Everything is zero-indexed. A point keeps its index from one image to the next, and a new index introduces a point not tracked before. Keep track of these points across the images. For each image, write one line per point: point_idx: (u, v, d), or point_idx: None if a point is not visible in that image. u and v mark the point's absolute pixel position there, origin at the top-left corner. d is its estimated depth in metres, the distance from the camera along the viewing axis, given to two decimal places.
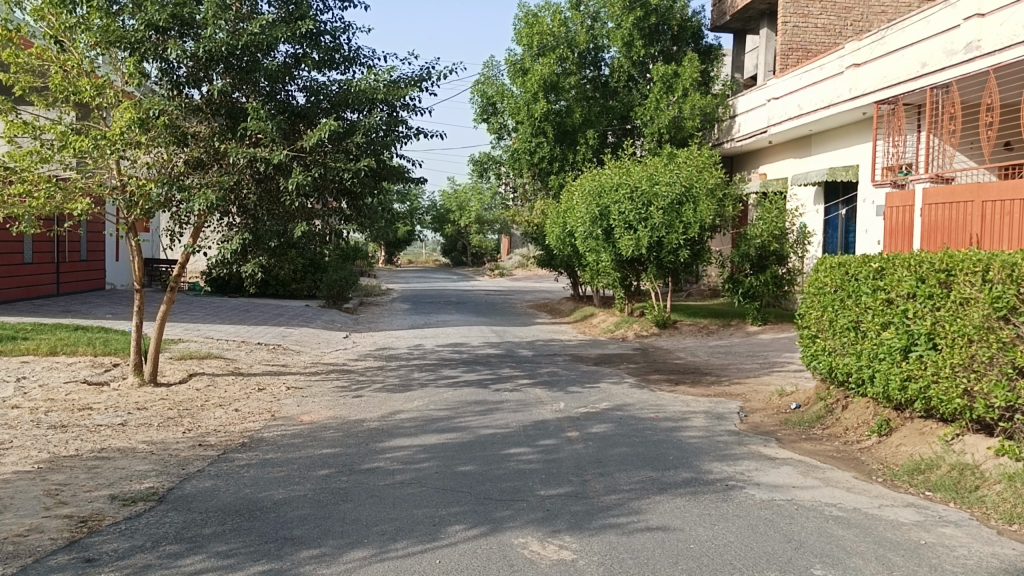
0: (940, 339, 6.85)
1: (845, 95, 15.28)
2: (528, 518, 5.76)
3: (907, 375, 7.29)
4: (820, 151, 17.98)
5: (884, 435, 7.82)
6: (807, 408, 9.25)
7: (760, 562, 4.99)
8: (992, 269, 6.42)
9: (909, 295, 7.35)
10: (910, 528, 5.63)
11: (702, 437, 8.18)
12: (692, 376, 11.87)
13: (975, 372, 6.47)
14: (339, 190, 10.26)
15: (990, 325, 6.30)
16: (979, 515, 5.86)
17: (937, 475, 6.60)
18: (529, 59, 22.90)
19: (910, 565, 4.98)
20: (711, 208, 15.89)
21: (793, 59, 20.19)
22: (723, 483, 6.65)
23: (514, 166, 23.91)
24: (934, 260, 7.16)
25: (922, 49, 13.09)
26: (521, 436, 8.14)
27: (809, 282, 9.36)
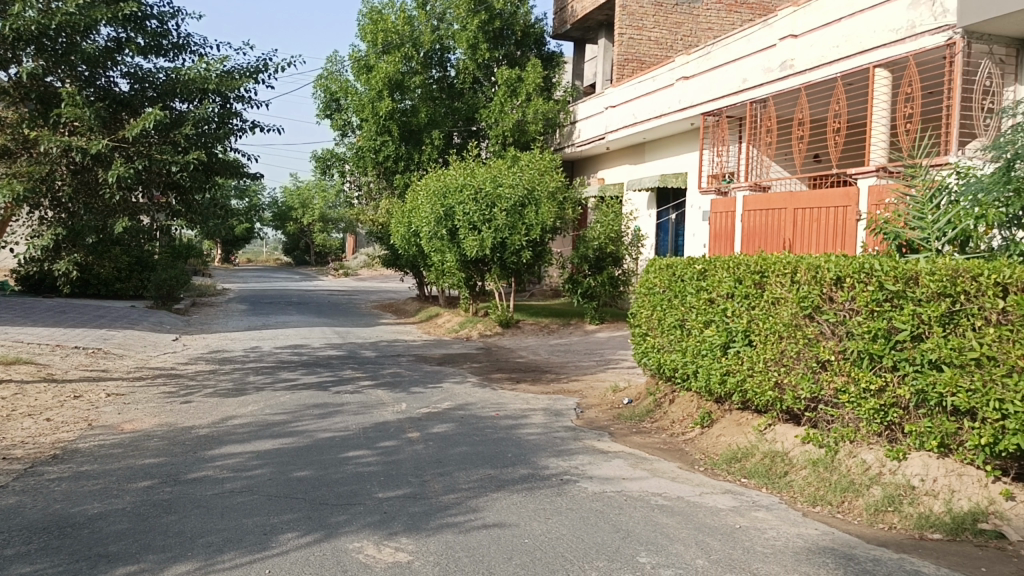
0: (754, 336, 7.42)
1: (674, 106, 16.11)
2: (364, 522, 5.68)
3: (726, 370, 7.82)
4: (653, 158, 18.90)
5: (706, 426, 8.29)
6: (638, 403, 9.66)
7: (589, 553, 5.18)
8: (799, 271, 7.03)
9: (728, 295, 7.86)
10: (727, 513, 6.01)
11: (540, 434, 8.37)
12: (533, 374, 12.14)
13: (785, 366, 7.08)
14: (166, 184, 9.69)
15: (797, 322, 6.93)
16: (787, 499, 6.37)
17: (751, 463, 7.09)
18: (373, 56, 22.59)
19: (726, 548, 5.33)
20: (552, 211, 16.32)
21: (628, 70, 21.09)
22: (558, 478, 6.84)
23: (358, 164, 23.56)
24: (749, 263, 7.70)
25: (742, 66, 14.00)
26: (360, 438, 8.02)
27: (639, 283, 9.76)
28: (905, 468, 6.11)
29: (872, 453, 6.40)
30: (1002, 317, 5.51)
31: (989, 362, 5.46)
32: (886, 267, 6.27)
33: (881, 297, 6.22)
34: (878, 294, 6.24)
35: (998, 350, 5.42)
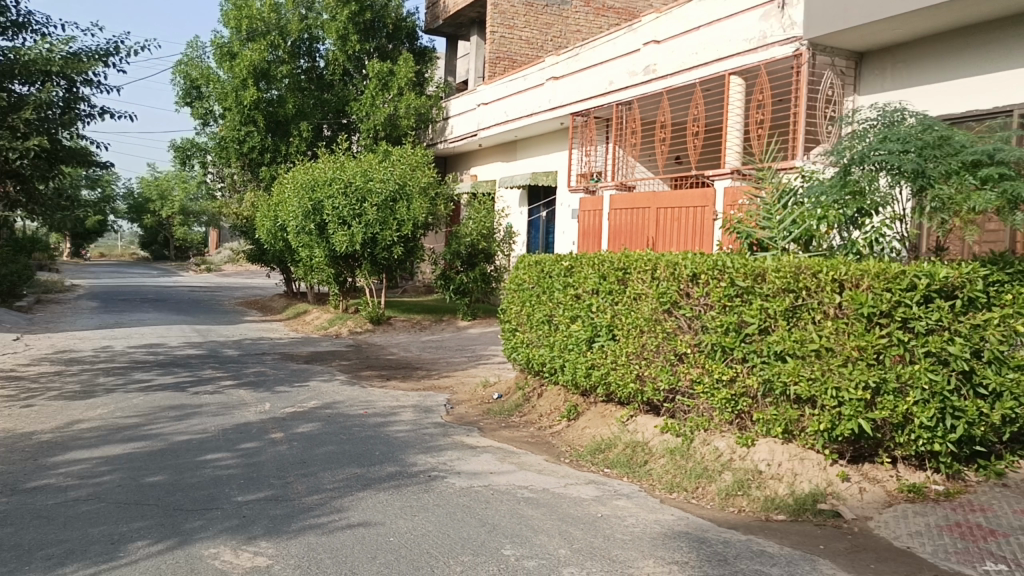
0: (617, 330, 7.67)
1: (544, 105, 16.37)
2: (222, 527, 5.46)
3: (591, 363, 8.05)
4: (524, 156, 19.17)
5: (572, 419, 8.48)
6: (508, 397, 9.77)
7: (455, 548, 5.19)
8: (659, 268, 7.31)
9: (593, 291, 8.07)
10: (589, 503, 6.18)
11: (408, 431, 8.32)
12: (403, 371, 12.05)
13: (645, 358, 7.36)
14: (3, 172, 8.97)
15: (657, 317, 7.22)
16: (647, 487, 6.61)
17: (613, 453, 7.31)
18: (237, 43, 21.75)
19: (587, 537, 5.47)
20: (424, 206, 16.27)
21: (500, 68, 21.28)
22: (425, 474, 6.82)
23: (220, 155, 22.64)
24: (613, 259, 7.93)
25: (608, 68, 14.38)
26: (220, 440, 7.71)
27: (509, 278, 9.86)
28: (753, 454, 6.48)
29: (723, 440, 6.75)
30: (838, 311, 5.97)
31: (828, 353, 5.94)
32: (737, 264, 6.64)
33: (732, 292, 6.58)
34: (730, 289, 6.61)
35: (836, 342, 5.91)
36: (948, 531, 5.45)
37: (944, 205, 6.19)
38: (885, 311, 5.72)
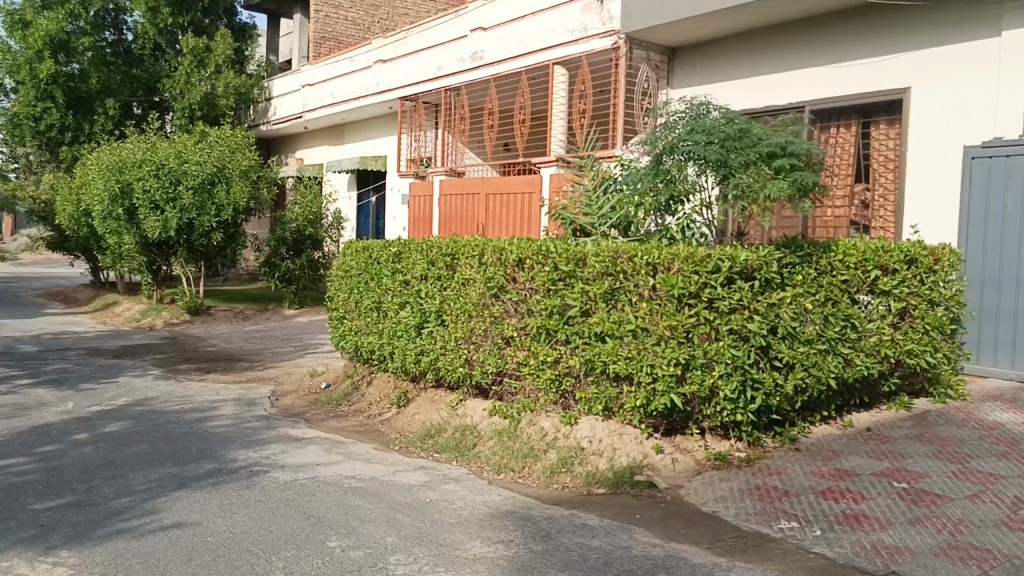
0: (446, 316, 7.71)
1: (372, 89, 16.08)
2: (14, 539, 4.98)
3: (421, 349, 8.05)
4: (351, 139, 18.80)
5: (402, 406, 8.43)
6: (336, 387, 9.57)
7: (278, 544, 5.03)
8: (486, 253, 7.39)
9: (421, 277, 8.07)
10: (418, 489, 6.18)
11: (230, 425, 7.96)
12: (225, 363, 11.51)
13: (474, 343, 7.47)
14: None
15: (484, 302, 7.32)
16: (475, 469, 6.70)
17: (443, 438, 7.33)
18: (30, 10, 19.79)
19: (415, 523, 5.47)
20: (244, 189, 15.64)
21: (325, 49, 20.71)
22: (247, 469, 6.55)
23: (11, 133, 20.55)
24: (441, 245, 7.93)
25: (436, 54, 14.29)
26: (13, 445, 7.02)
27: (336, 265, 9.63)
28: (576, 432, 6.72)
29: (548, 420, 6.95)
30: (652, 293, 6.29)
31: (643, 333, 6.26)
32: (559, 249, 6.83)
33: (555, 277, 6.78)
34: (553, 274, 6.80)
35: (650, 322, 6.22)
36: (749, 495, 5.91)
37: (744, 193, 6.65)
38: (694, 292, 6.08)
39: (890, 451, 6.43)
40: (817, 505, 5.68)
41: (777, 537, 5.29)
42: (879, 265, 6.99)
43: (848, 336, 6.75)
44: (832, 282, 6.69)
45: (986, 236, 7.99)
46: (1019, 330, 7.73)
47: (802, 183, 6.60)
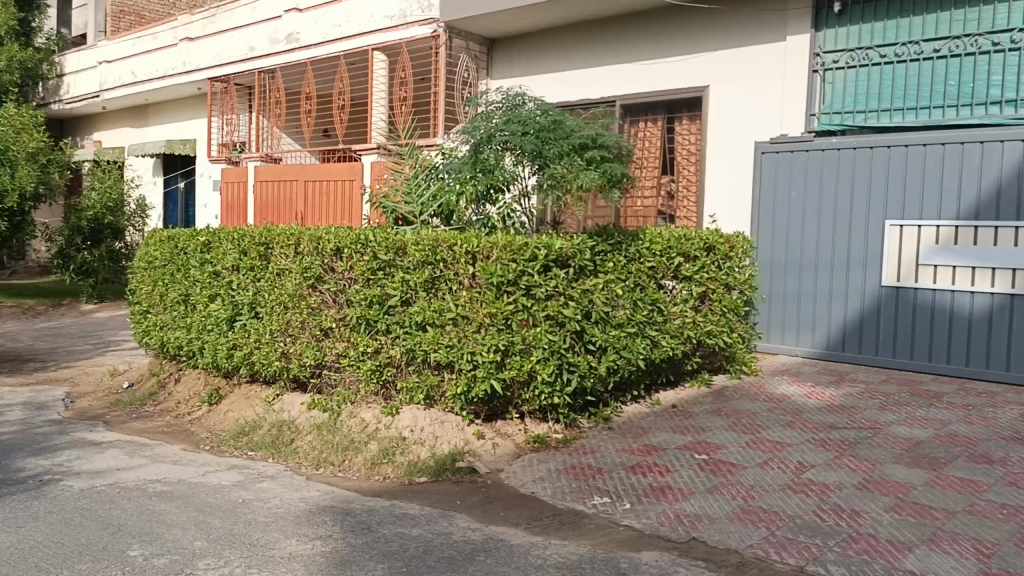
0: (261, 308, 7.45)
1: (178, 68, 15.08)
2: None
3: (233, 343, 7.71)
4: (156, 122, 17.60)
5: (214, 403, 8.03)
6: (140, 386, 8.95)
7: (71, 558, 4.63)
8: (302, 242, 7.18)
9: (233, 268, 7.72)
10: (230, 489, 5.91)
11: (14, 433, 7.23)
12: (10, 364, 10.44)
13: (291, 336, 7.26)
14: None
15: (301, 292, 7.12)
16: (293, 466, 6.49)
17: (258, 435, 7.04)
18: None
19: (227, 525, 5.23)
20: (32, 174, 14.20)
21: (125, 23, 19.22)
22: (34, 480, 5.98)
23: None
24: (254, 233, 7.62)
25: (247, 34, 13.53)
26: None
27: (138, 256, 8.99)
28: (397, 422, 6.68)
29: (369, 411, 6.86)
30: (472, 282, 6.36)
31: (464, 321, 6.32)
32: (378, 238, 6.75)
33: (374, 266, 6.69)
34: (372, 263, 6.71)
35: (470, 310, 6.29)
36: (566, 474, 6.12)
37: (557, 183, 6.87)
38: (512, 280, 6.20)
39: (692, 426, 6.89)
40: (627, 480, 5.99)
41: (590, 513, 5.52)
42: (682, 253, 7.44)
43: (655, 320, 7.13)
44: (640, 269, 7.06)
45: (774, 224, 8.71)
46: (802, 309, 8.52)
47: (610, 174, 6.98)
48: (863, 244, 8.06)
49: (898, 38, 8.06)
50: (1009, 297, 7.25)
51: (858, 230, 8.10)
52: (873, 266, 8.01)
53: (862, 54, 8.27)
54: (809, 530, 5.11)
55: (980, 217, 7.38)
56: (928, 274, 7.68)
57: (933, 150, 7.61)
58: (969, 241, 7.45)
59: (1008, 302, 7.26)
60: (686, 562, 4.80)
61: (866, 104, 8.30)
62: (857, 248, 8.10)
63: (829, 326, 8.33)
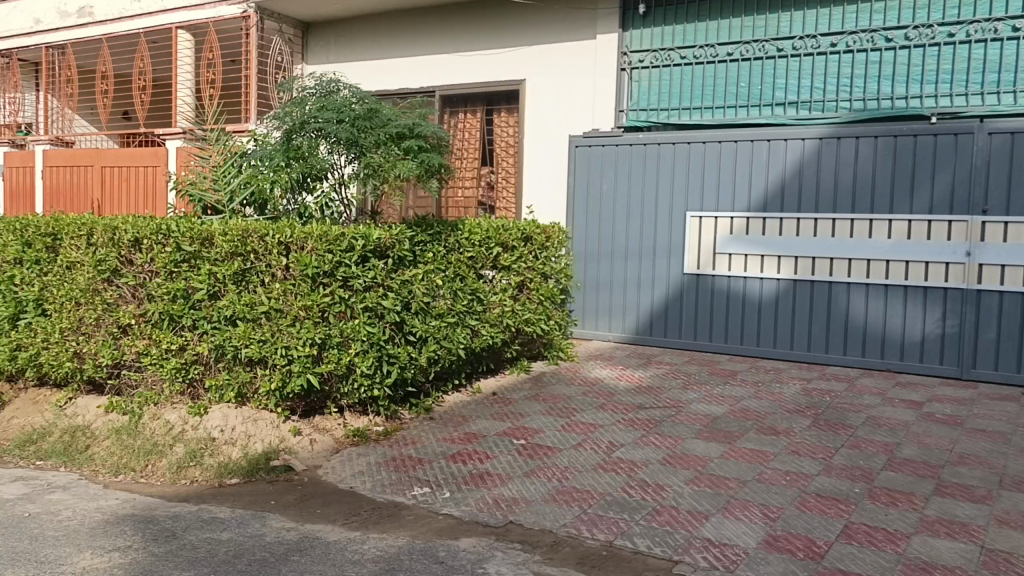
0: (49, 304, 6.89)
1: None
2: None
3: (18, 344, 7.09)
4: None
5: None
6: None
7: None
8: (95, 233, 6.68)
9: (14, 262, 7.13)
10: (13, 503, 5.37)
11: None
12: None
13: (84, 334, 6.78)
14: None
15: (95, 288, 6.66)
16: (88, 474, 6.00)
17: (48, 443, 6.44)
18: None
19: (8, 543, 4.75)
20: None
21: None
22: None
23: None
24: (40, 224, 7.03)
25: (32, 4, 12.29)
26: None
27: None
28: (205, 422, 6.37)
29: (175, 413, 6.51)
30: (286, 273, 6.15)
31: (277, 315, 6.09)
32: (181, 228, 6.38)
33: (178, 258, 6.32)
34: (176, 255, 6.34)
35: (284, 303, 6.07)
36: (386, 467, 6.06)
37: (375, 171, 6.73)
38: (328, 271, 6.06)
39: (511, 412, 7.04)
40: (447, 468, 6.02)
41: (410, 504, 5.50)
42: (500, 243, 7.56)
43: (474, 309, 7.19)
44: (458, 259, 7.09)
45: (587, 215, 9.05)
46: (614, 296, 8.94)
47: (428, 164, 6.96)
48: (668, 234, 8.57)
49: (695, 41, 8.59)
50: (792, 282, 7.97)
51: (663, 221, 8.60)
52: (676, 254, 8.53)
53: (664, 54, 8.75)
54: (617, 506, 5.37)
55: (768, 209, 8.04)
56: (724, 262, 8.28)
57: (727, 147, 8.21)
58: (758, 231, 8.11)
59: (791, 287, 7.97)
60: (502, 545, 4.90)
61: (668, 102, 8.80)
62: (662, 238, 8.59)
63: (639, 311, 8.79)
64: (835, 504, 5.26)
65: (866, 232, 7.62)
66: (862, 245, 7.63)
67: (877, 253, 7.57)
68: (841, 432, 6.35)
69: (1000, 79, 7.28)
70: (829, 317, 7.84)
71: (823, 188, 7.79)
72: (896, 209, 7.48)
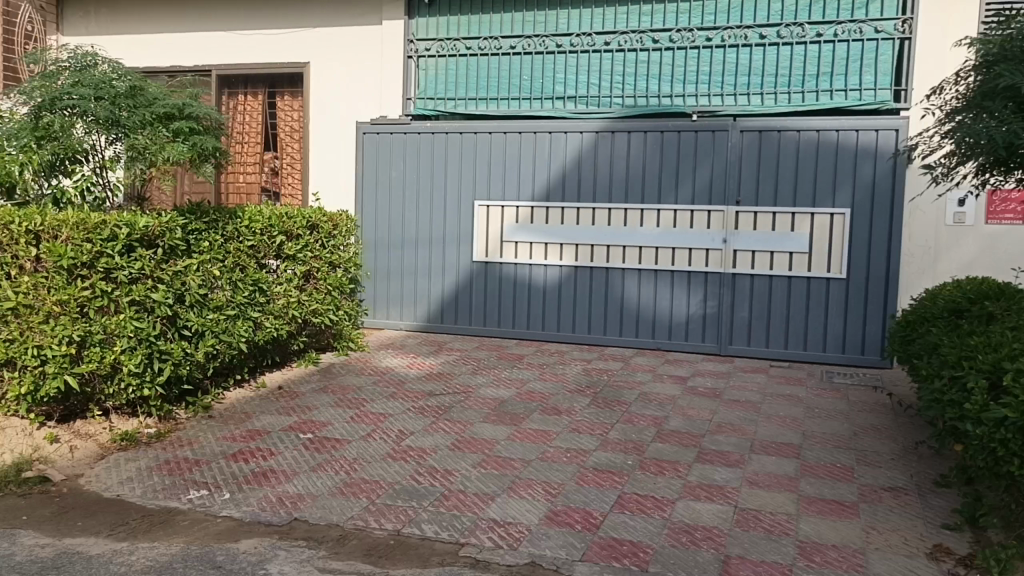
0: None
1: None
2: None
3: None
4: None
5: None
6: None
7: None
8: None
9: None
10: None
11: None
12: None
13: None
14: None
15: None
16: None
17: None
18: None
19: None
20: None
21: None
22: None
23: None
24: None
25: None
26: None
27: None
28: None
29: None
30: (37, 265, 5.56)
31: (26, 311, 5.47)
32: None
33: None
34: None
35: (35, 298, 5.47)
36: (158, 471, 5.65)
37: (140, 153, 6.27)
38: (88, 262, 5.53)
39: (298, 406, 6.83)
40: (227, 469, 5.70)
41: (185, 508, 5.14)
42: (284, 231, 7.28)
43: (256, 300, 6.88)
44: (238, 248, 6.74)
45: (377, 204, 8.99)
46: (405, 285, 8.98)
47: (201, 148, 6.62)
48: (456, 222, 8.72)
49: (480, 32, 8.74)
50: (573, 268, 8.37)
51: (451, 209, 8.73)
52: (465, 242, 8.71)
53: (450, 44, 8.84)
54: (405, 494, 5.33)
55: (550, 199, 8.39)
56: (510, 250, 8.55)
57: (512, 138, 8.45)
58: (541, 220, 8.44)
59: (573, 273, 8.38)
60: (285, 544, 4.70)
61: (455, 92, 8.90)
62: (452, 227, 8.74)
63: (430, 299, 8.89)
64: (611, 476, 5.55)
65: (638, 221, 8.16)
66: (635, 233, 8.16)
67: (647, 241, 8.13)
68: (618, 409, 6.75)
69: (749, 82, 8.03)
70: (606, 301, 8.32)
71: (600, 178, 8.23)
72: (664, 200, 8.05)
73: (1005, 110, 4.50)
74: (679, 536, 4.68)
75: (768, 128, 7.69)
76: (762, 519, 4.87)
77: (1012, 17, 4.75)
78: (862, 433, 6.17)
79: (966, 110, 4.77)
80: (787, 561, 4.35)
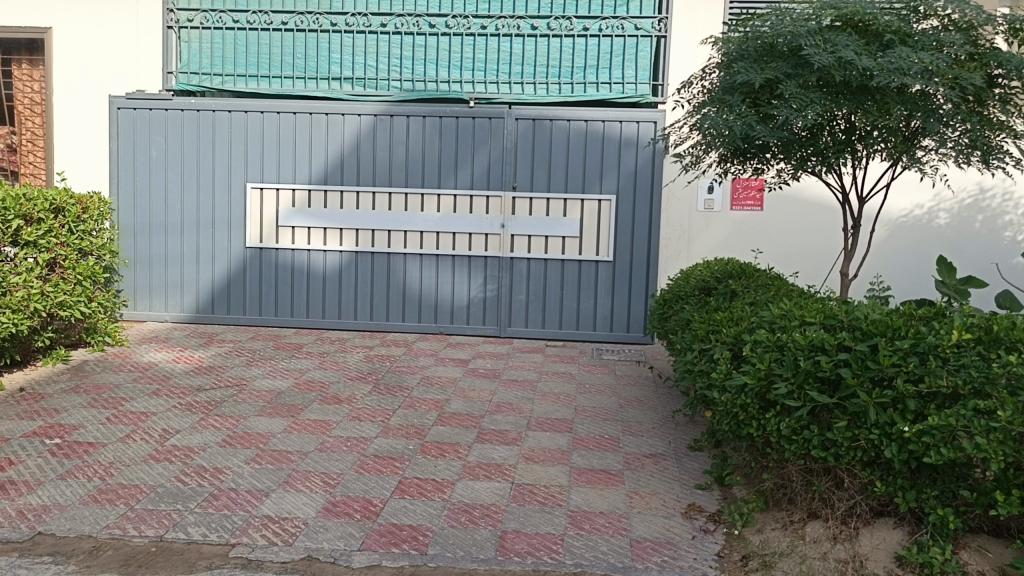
0: None
1: None
2: None
3: None
4: None
5: None
6: None
7: None
8: None
9: None
10: None
11: None
12: None
13: None
14: None
15: None
16: None
17: None
18: None
19: None
20: None
21: None
22: None
23: None
24: None
25: None
26: None
27: None
28: None
29: None
30: None
31: None
32: None
33: None
34: None
35: None
36: None
37: None
38: None
39: (43, 408, 6.15)
40: None
41: None
42: (21, 215, 6.51)
43: None
44: None
45: (136, 185, 8.33)
46: (169, 274, 8.39)
47: None
48: (227, 207, 8.29)
49: (248, 6, 8.28)
50: (353, 254, 8.23)
51: (221, 192, 8.27)
52: (237, 227, 8.31)
53: (215, 16, 8.31)
54: (169, 497, 4.91)
55: (328, 181, 8.18)
56: (287, 235, 8.27)
57: (286, 119, 8.14)
58: (320, 204, 8.22)
59: (353, 259, 8.24)
60: (26, 562, 4.19)
61: (222, 67, 8.39)
62: (222, 210, 8.29)
63: (199, 288, 8.38)
64: (392, 462, 5.48)
65: (418, 206, 8.17)
66: (415, 219, 8.17)
67: (427, 226, 8.17)
68: (399, 395, 6.71)
69: (522, 71, 8.26)
70: (388, 286, 8.27)
71: (379, 161, 8.14)
72: (443, 184, 8.12)
73: (742, 105, 4.92)
74: (458, 516, 4.72)
75: (541, 117, 7.96)
76: (537, 493, 5.03)
77: (747, 19, 5.19)
78: (626, 405, 6.59)
79: (710, 103, 5.14)
80: (559, 532, 4.52)
